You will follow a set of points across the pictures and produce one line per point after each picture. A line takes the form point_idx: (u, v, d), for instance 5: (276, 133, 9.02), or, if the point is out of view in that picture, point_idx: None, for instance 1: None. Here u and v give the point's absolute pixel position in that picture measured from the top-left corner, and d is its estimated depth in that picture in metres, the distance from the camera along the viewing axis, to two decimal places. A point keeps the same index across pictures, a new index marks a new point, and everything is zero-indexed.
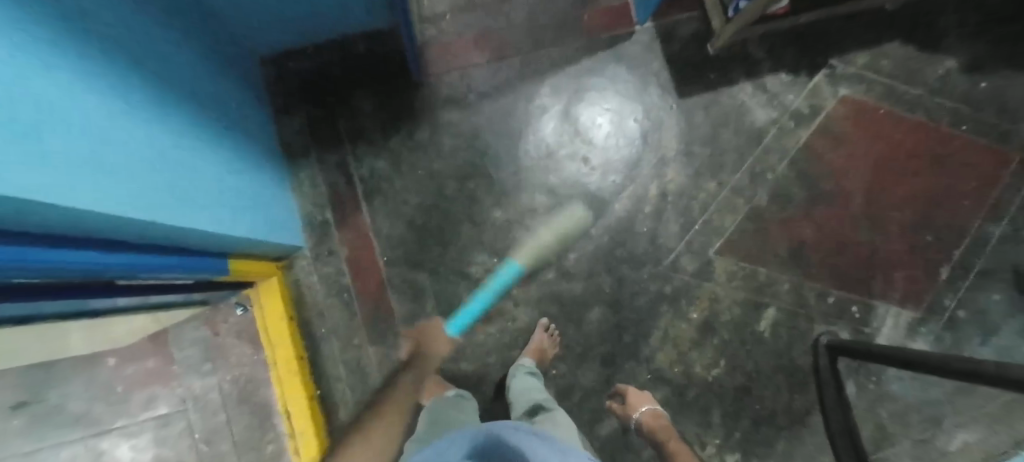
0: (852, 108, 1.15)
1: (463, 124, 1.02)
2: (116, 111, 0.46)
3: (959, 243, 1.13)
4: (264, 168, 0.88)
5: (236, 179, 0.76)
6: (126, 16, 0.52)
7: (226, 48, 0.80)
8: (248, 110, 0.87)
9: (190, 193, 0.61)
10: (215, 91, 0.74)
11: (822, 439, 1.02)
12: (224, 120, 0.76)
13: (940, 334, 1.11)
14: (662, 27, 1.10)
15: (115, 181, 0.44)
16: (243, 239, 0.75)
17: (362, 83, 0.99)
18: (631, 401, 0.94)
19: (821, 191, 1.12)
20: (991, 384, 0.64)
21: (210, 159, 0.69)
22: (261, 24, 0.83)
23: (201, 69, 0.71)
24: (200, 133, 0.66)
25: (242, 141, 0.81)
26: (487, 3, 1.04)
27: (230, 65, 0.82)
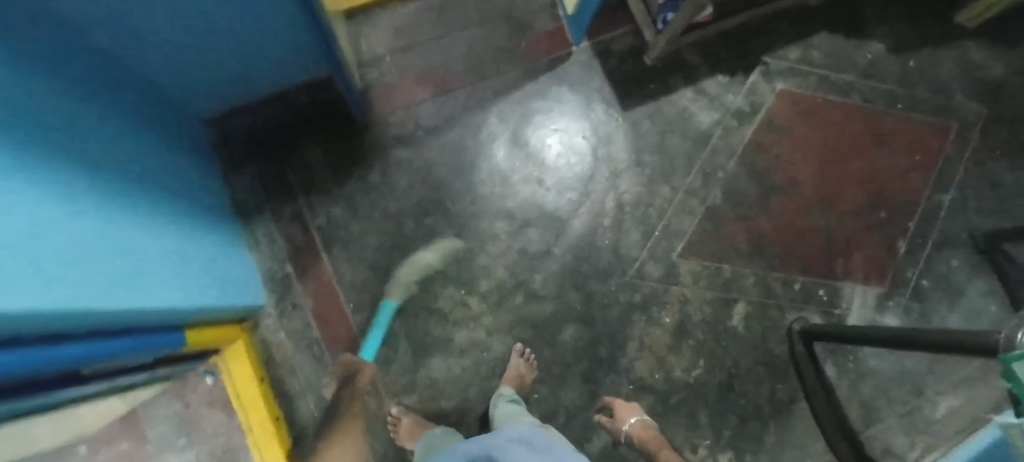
0: (790, 100, 1.20)
1: (415, 161, 1.03)
2: (65, 201, 0.48)
3: (912, 215, 1.17)
4: (219, 232, 0.88)
5: (192, 248, 0.77)
6: (67, 111, 0.54)
7: (163, 116, 0.80)
8: (194, 175, 0.86)
9: (139, 268, 0.60)
10: (156, 161, 0.73)
11: (808, 425, 1.03)
12: (176, 192, 0.77)
13: (909, 305, 1.14)
14: (598, 45, 1.13)
15: (63, 270, 0.44)
16: (206, 306, 0.75)
17: (313, 135, 1.01)
18: (619, 413, 0.95)
19: (772, 183, 1.15)
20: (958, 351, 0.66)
21: (165, 233, 0.70)
22: (202, 91, 0.85)
23: (148, 147, 0.72)
24: (152, 209, 0.68)
25: (194, 210, 0.81)
26: (425, 44, 1.07)
27: (174, 136, 0.82)
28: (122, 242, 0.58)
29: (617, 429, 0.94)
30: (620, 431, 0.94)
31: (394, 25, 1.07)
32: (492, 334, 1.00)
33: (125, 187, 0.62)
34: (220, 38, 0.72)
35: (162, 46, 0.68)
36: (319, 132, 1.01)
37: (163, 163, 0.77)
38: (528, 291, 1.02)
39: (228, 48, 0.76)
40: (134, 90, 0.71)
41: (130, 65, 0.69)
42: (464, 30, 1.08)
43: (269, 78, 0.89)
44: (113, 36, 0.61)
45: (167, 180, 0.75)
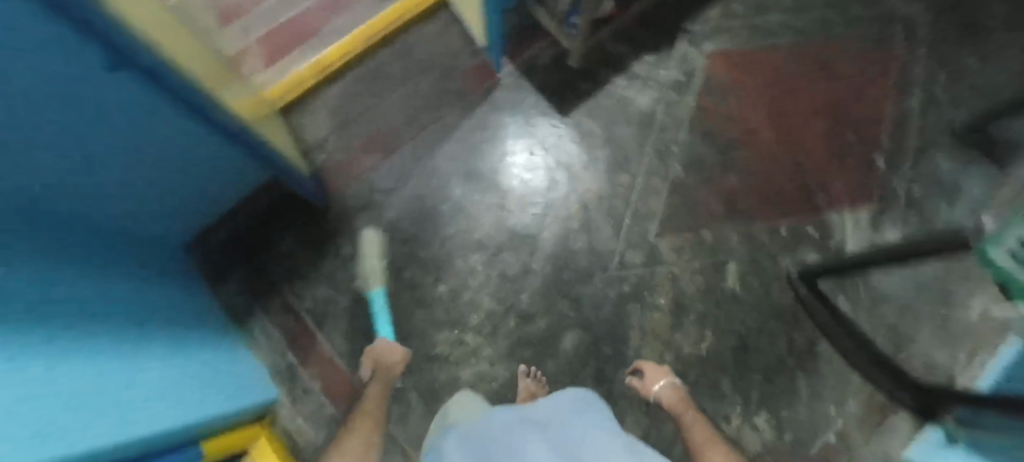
0: (725, 59, 1.18)
1: (380, 222, 1.09)
2: (67, 350, 0.51)
3: (881, 129, 1.14)
4: (213, 341, 0.91)
5: (191, 362, 0.80)
6: (56, 273, 0.58)
7: (133, 252, 0.83)
8: (177, 297, 0.89)
9: (144, 398, 0.62)
10: (140, 292, 0.77)
11: (837, 366, 1.00)
12: (166, 315, 0.80)
13: (907, 219, 1.09)
14: (521, 64, 1.17)
15: (74, 416, 0.47)
16: (217, 413, 0.78)
17: (282, 228, 1.07)
18: (649, 378, 0.96)
19: (730, 139, 1.14)
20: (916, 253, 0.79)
21: (163, 355, 0.73)
22: (167, 216, 0.89)
23: (131, 282, 0.76)
24: (147, 336, 0.71)
25: (186, 327, 0.85)
26: (363, 114, 1.14)
27: (151, 265, 0.86)
28: (121, 375, 0.60)
29: (646, 390, 0.96)
30: (648, 392, 0.95)
31: (330, 106, 1.13)
32: (495, 362, 1.02)
33: (118, 325, 0.65)
34: (165, 165, 0.76)
35: (119, 187, 0.72)
36: (286, 225, 1.07)
37: (150, 292, 0.81)
38: (518, 312, 1.04)
39: (175, 171, 0.80)
40: (99, 238, 0.75)
41: (94, 214, 0.72)
42: (394, 91, 1.15)
43: (219, 187, 0.94)
44: (70, 198, 0.65)
45: (154, 309, 0.78)
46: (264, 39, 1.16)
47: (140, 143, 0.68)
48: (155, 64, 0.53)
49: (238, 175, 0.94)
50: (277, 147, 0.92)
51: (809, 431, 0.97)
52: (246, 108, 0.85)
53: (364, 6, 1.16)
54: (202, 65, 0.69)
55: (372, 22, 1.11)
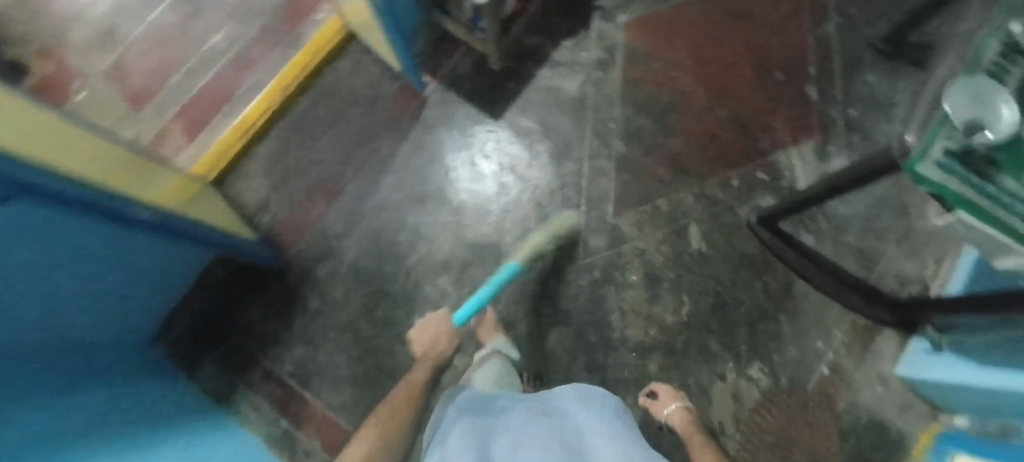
0: (641, 27, 1.18)
1: (342, 269, 1.08)
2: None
3: (807, 59, 1.14)
4: (213, 424, 0.89)
5: (203, 446, 0.78)
6: (51, 405, 0.56)
7: (109, 359, 0.80)
8: (163, 392, 0.87)
9: None
10: (131, 396, 0.76)
11: (814, 300, 1.02)
12: (162, 411, 0.79)
13: (850, 142, 1.09)
14: (444, 79, 1.16)
15: None
16: None
17: (247, 296, 1.05)
18: (661, 399, 0.93)
19: (664, 103, 1.14)
20: (851, 184, 0.77)
21: (177, 444, 0.72)
22: (126, 319, 0.87)
23: (118, 390, 0.74)
24: (153, 432, 0.70)
25: (185, 417, 0.83)
26: (300, 166, 1.13)
27: (130, 368, 0.84)
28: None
29: (657, 411, 0.92)
30: (658, 413, 0.92)
31: (264, 166, 1.13)
32: None
33: (123, 429, 0.64)
34: (114, 263, 0.74)
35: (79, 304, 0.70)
36: (250, 293, 1.06)
37: (139, 394, 0.79)
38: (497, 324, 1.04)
39: (124, 265, 0.77)
40: (78, 353, 0.72)
41: (65, 337, 0.70)
42: (325, 135, 1.14)
43: (167, 272, 0.91)
44: (40, 323, 0.63)
45: (149, 409, 0.76)
46: (183, 115, 1.15)
47: (81, 245, 0.66)
48: (43, 174, 0.53)
49: (182, 257, 0.91)
50: (209, 217, 0.90)
51: (802, 369, 0.98)
52: (173, 191, 0.84)
53: (276, 61, 1.16)
54: (107, 161, 0.67)
55: (286, 70, 1.14)
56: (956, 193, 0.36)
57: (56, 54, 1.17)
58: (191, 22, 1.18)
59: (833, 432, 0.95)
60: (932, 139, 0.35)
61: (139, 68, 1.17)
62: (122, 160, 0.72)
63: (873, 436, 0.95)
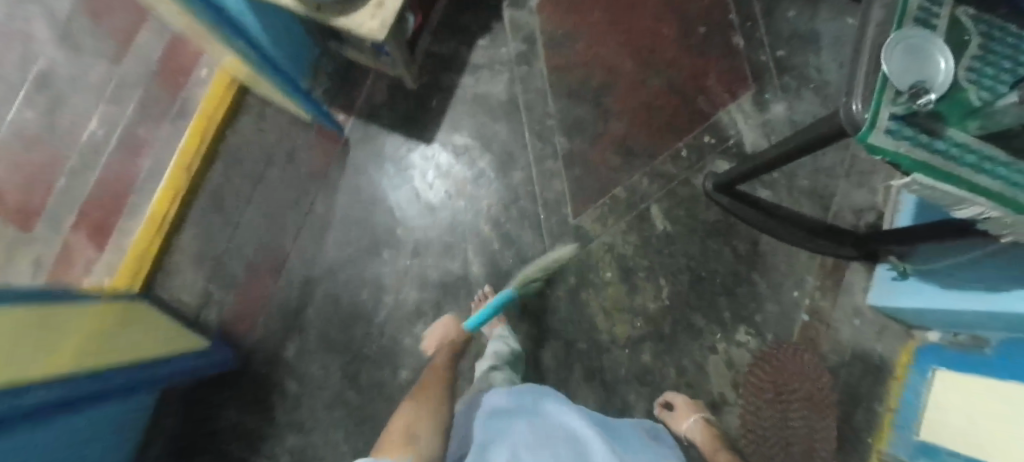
0: (554, 8, 1.10)
1: (311, 342, 1.01)
2: None
3: (726, 6, 1.10)
4: None
5: None
6: None
7: None
8: None
9: None
10: None
11: (781, 251, 1.04)
12: None
13: (785, 83, 1.08)
14: (361, 113, 1.06)
15: None
16: None
17: (217, 400, 0.99)
18: (679, 412, 0.93)
19: (597, 86, 1.08)
20: (804, 151, 0.75)
21: None
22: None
23: None
24: None
25: None
26: (231, 247, 1.03)
27: None
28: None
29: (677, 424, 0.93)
30: (677, 426, 0.92)
31: (193, 257, 1.02)
32: None
33: None
34: (52, 444, 0.64)
35: None
36: (222, 395, 0.99)
37: None
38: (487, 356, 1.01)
39: (62, 443, 0.66)
40: None
41: None
42: (250, 206, 1.03)
43: (110, 418, 0.79)
44: None
45: None
46: (81, 224, 1.01)
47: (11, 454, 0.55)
48: None
49: (119, 404, 0.80)
50: (133, 355, 0.79)
51: (784, 320, 1.02)
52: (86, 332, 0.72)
53: (167, 138, 1.02)
54: (14, 344, 0.57)
55: (181, 151, 1.00)
56: (902, 157, 0.49)
57: None
58: (54, 115, 1.02)
59: (824, 372, 1.00)
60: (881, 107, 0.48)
61: (11, 183, 1.01)
62: (27, 329, 0.61)
63: (860, 365, 1.00)
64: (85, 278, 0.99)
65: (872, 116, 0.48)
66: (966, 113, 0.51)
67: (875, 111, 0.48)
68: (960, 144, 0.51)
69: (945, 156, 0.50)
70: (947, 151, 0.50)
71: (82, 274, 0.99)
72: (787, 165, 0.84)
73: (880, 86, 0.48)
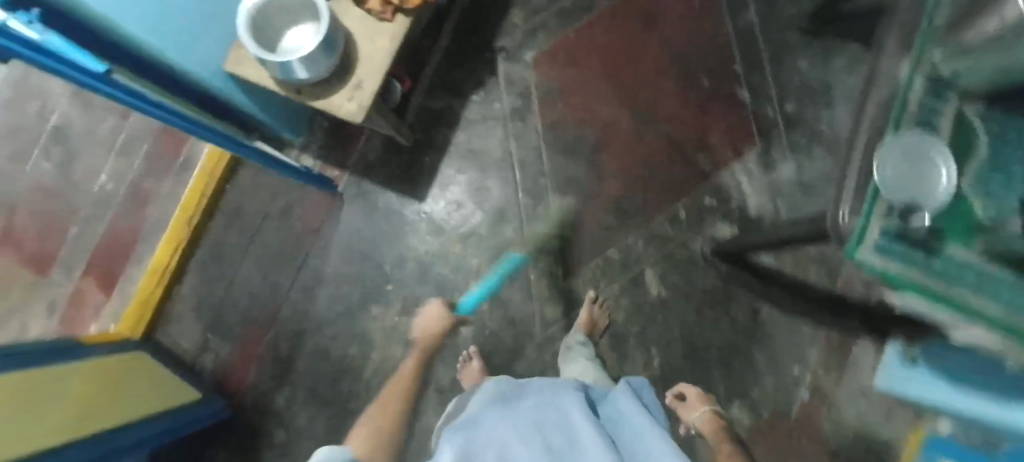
0: (550, 60, 1.08)
1: (299, 393, 1.03)
2: None
3: (734, 57, 1.04)
4: None
5: None
6: None
7: None
8: None
9: None
10: None
11: (784, 322, 0.98)
12: None
13: (793, 141, 1.01)
14: (356, 168, 1.07)
15: None
16: None
17: (205, 441, 1.03)
18: (690, 403, 0.88)
19: (592, 142, 1.06)
20: (795, 241, 0.70)
21: None
22: None
23: None
24: None
25: None
26: (227, 297, 1.05)
27: None
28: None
29: (690, 411, 0.87)
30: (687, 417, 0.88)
31: (194, 305, 1.06)
32: None
33: None
34: None
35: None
36: (215, 441, 1.03)
37: None
38: None
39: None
40: None
41: None
42: (246, 257, 1.06)
43: None
44: None
45: None
46: (90, 271, 1.05)
47: None
48: None
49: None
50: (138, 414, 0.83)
51: (782, 396, 0.97)
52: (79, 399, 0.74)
53: (172, 190, 1.06)
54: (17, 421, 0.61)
55: (181, 206, 1.03)
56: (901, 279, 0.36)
57: None
58: (69, 166, 1.07)
59: (825, 456, 0.94)
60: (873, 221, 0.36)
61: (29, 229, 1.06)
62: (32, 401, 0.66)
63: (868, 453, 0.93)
64: (94, 321, 1.04)
65: (861, 234, 0.35)
66: (968, 229, 0.38)
67: (863, 227, 0.35)
68: (965, 264, 0.37)
69: (943, 277, 0.36)
70: (963, 277, 0.36)
71: (91, 318, 1.04)
72: (788, 245, 0.78)
73: (870, 200, 0.36)
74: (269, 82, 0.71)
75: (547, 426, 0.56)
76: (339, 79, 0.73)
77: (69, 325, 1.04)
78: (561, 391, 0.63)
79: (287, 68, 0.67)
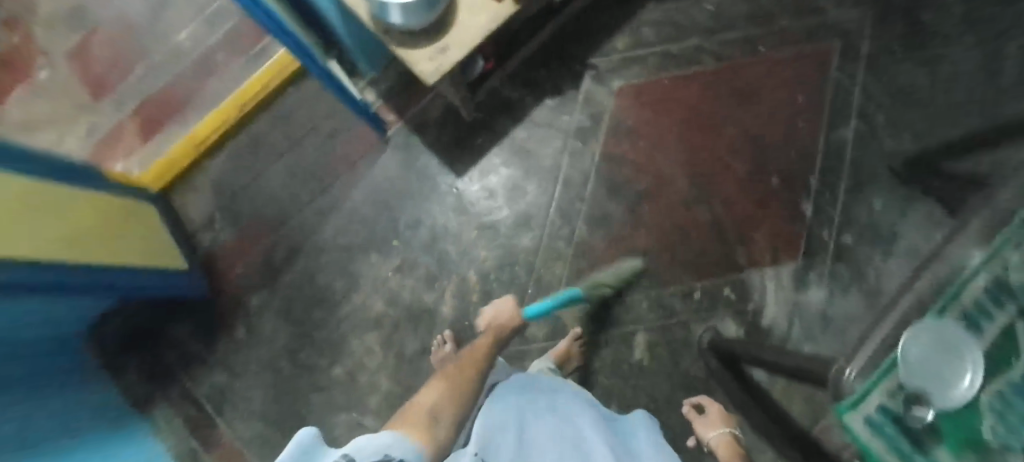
0: (633, 95, 1.06)
1: (273, 302, 1.05)
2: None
3: (813, 167, 0.99)
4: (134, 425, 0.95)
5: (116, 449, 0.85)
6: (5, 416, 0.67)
7: (40, 359, 0.84)
8: (88, 392, 0.92)
9: None
10: (68, 405, 0.83)
11: (751, 440, 0.94)
12: (89, 416, 0.86)
13: (835, 271, 0.95)
14: (412, 120, 1.07)
15: None
16: None
17: (175, 309, 1.06)
18: (710, 419, 0.87)
19: (639, 190, 1.03)
20: (779, 367, 0.67)
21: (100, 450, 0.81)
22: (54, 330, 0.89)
23: (55, 395, 0.82)
24: (81, 440, 0.78)
25: (108, 420, 0.90)
26: (246, 188, 1.08)
27: (60, 375, 0.88)
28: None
29: (705, 428, 0.86)
30: (702, 434, 0.87)
31: (214, 182, 1.08)
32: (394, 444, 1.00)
33: (53, 439, 0.73)
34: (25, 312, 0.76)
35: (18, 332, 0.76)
36: (182, 311, 1.06)
37: (73, 401, 0.85)
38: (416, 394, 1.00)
39: (41, 310, 0.80)
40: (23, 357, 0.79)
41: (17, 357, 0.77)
42: (278, 160, 1.08)
43: (71, 310, 0.90)
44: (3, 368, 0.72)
45: (69, 413, 0.81)
46: (137, 114, 1.09)
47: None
48: None
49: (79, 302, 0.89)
50: (140, 258, 0.90)
51: None
52: (89, 221, 0.80)
53: (238, 71, 1.09)
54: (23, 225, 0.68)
55: (242, 90, 1.07)
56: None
57: (26, 29, 1.14)
58: (159, 12, 1.11)
59: None
60: (872, 387, 0.27)
61: (103, 54, 1.11)
62: (45, 211, 0.72)
63: None
64: (121, 159, 1.07)
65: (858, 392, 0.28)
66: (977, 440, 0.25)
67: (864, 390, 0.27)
68: None
69: None
70: None
71: (120, 155, 1.08)
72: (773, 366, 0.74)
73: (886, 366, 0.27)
74: (363, 15, 0.72)
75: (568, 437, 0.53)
76: (428, 36, 0.72)
77: (100, 153, 1.08)
78: (586, 414, 0.60)
79: (384, 8, 0.68)
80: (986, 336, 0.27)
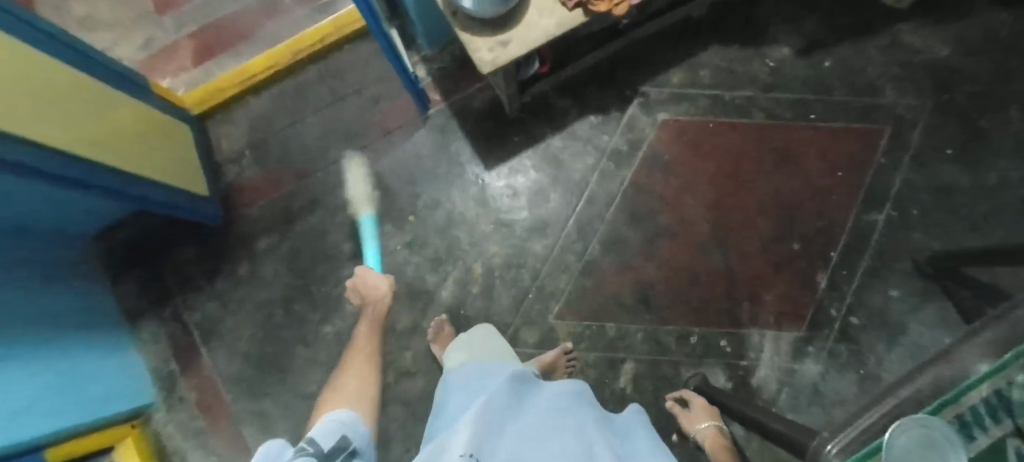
0: (676, 131, 1.06)
1: (280, 248, 1.06)
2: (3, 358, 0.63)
3: (836, 241, 0.99)
4: (119, 339, 0.97)
5: (97, 357, 0.87)
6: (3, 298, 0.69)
7: (46, 253, 0.86)
8: (86, 295, 0.94)
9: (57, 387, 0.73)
10: (65, 302, 0.85)
11: None
12: (82, 317, 0.88)
13: (835, 348, 0.95)
14: (455, 104, 1.08)
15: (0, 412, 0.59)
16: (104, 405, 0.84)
17: (185, 232, 1.07)
18: (694, 413, 0.85)
19: (660, 224, 1.03)
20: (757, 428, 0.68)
21: (83, 354, 0.83)
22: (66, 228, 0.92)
23: (57, 290, 0.85)
24: (68, 338, 0.80)
25: (98, 327, 0.92)
26: (281, 132, 1.09)
27: (64, 272, 0.90)
28: None
29: (689, 422, 0.85)
30: (689, 428, 0.85)
31: (251, 119, 1.10)
32: None
33: (42, 331, 0.74)
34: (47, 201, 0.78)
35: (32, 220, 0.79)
36: (191, 236, 1.07)
37: (71, 300, 0.88)
38: (398, 369, 1.00)
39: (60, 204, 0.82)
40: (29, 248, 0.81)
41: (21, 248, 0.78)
42: (318, 113, 1.09)
43: (88, 213, 0.92)
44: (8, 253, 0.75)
45: (65, 311, 0.84)
46: (195, 37, 1.12)
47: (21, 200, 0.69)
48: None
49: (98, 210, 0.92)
50: (164, 176, 0.91)
51: None
52: (123, 129, 0.81)
53: (301, 20, 1.11)
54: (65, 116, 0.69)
55: (299, 38, 1.08)
56: None
57: None
58: None
59: None
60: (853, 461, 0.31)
61: None
62: (86, 109, 0.74)
63: None
64: (170, 77, 1.10)
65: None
66: None
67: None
68: None
69: None
70: None
71: (170, 73, 1.10)
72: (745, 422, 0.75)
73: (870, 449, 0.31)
74: None
75: (567, 430, 0.53)
76: (493, 28, 0.73)
77: (151, 67, 1.10)
78: (585, 412, 0.59)
79: None
80: (976, 445, 0.30)
